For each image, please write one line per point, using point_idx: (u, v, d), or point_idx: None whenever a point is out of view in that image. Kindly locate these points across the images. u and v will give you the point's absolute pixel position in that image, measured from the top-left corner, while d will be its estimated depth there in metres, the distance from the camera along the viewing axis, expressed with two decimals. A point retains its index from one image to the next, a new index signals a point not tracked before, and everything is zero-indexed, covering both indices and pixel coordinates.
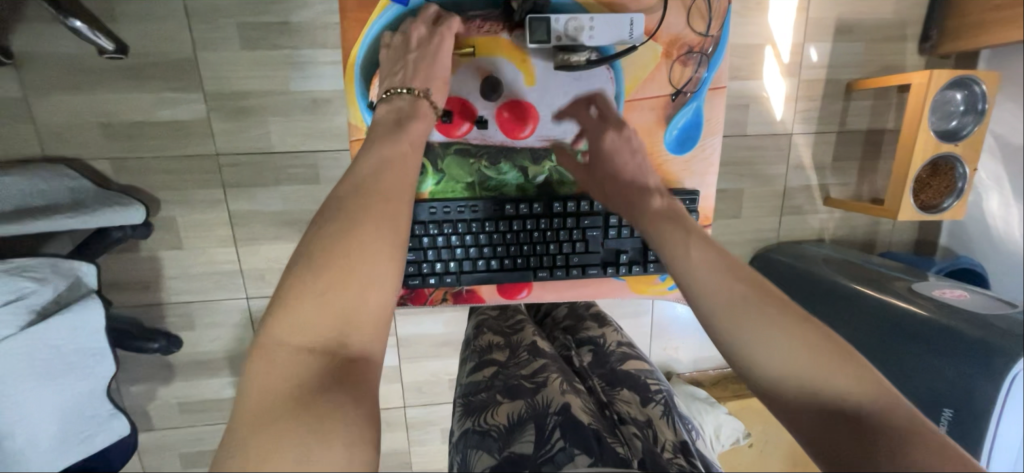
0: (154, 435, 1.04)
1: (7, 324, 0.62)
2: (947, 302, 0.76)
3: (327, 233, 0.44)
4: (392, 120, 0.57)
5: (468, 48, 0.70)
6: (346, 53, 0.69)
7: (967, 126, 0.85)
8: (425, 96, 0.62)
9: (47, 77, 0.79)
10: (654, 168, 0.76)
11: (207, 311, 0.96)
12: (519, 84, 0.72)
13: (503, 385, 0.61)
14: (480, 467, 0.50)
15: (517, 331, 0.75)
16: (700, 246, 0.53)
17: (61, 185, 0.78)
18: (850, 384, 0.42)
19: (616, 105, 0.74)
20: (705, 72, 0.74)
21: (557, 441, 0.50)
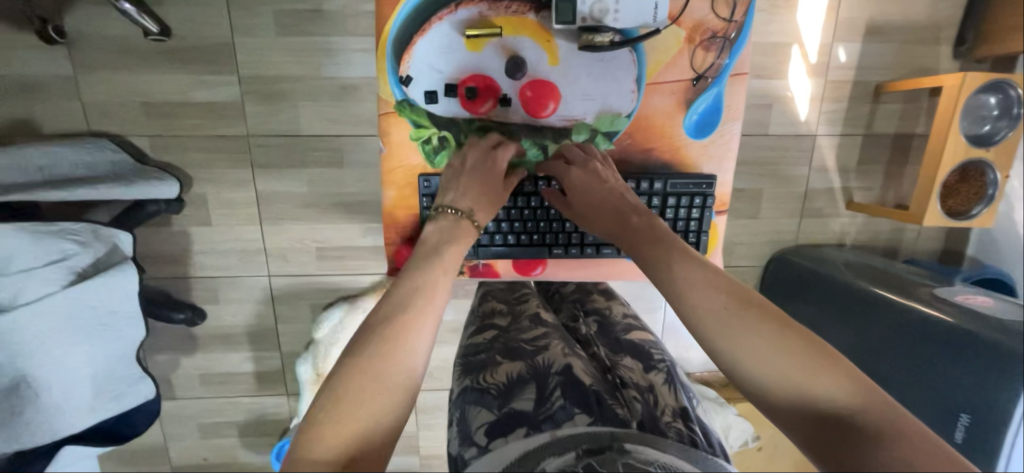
0: (175, 404, 1.08)
1: (52, 282, 0.67)
2: (973, 309, 0.75)
3: (354, 350, 0.47)
4: (433, 243, 0.63)
5: (495, 26, 0.71)
6: (380, 28, 0.72)
7: (1001, 131, 0.83)
8: (469, 216, 0.68)
9: (94, 57, 0.84)
10: (671, 152, 0.78)
11: (231, 286, 1.00)
12: (543, 64, 0.74)
13: (503, 347, 0.66)
14: (479, 421, 0.55)
15: (521, 301, 0.79)
16: (684, 259, 0.57)
17: (104, 157, 0.84)
18: (837, 387, 0.44)
19: (638, 88, 0.76)
20: (727, 59, 0.75)
21: (557, 399, 0.55)
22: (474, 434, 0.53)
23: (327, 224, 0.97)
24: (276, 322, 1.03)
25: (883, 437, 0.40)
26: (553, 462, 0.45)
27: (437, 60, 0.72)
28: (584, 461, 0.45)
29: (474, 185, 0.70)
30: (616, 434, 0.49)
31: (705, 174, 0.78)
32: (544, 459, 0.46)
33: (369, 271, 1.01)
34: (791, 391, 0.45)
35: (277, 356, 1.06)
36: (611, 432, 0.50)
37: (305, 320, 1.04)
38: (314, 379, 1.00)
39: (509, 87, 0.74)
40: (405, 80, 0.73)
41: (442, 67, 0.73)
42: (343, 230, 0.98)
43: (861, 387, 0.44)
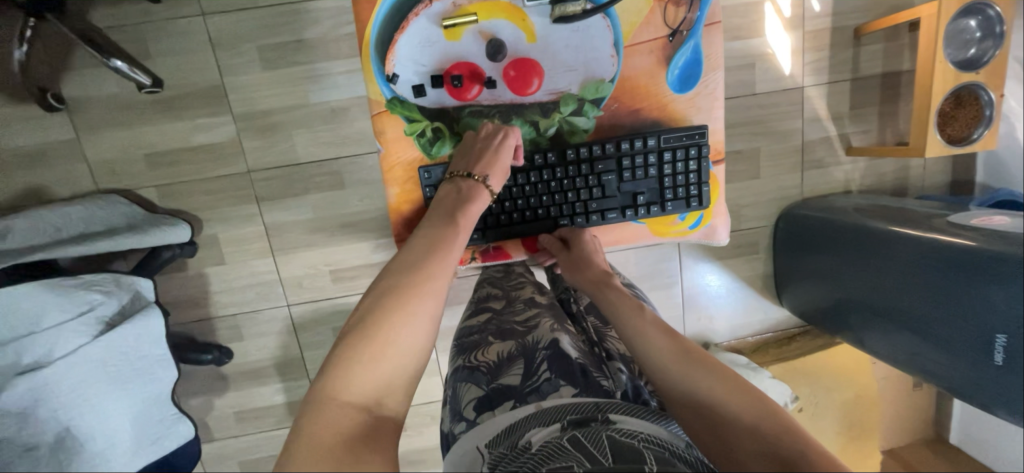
0: (215, 445, 1.09)
1: (82, 333, 0.69)
2: (993, 229, 0.73)
3: (375, 299, 0.50)
4: (450, 203, 0.63)
5: (470, 13, 0.73)
6: (361, 32, 0.74)
7: (987, 52, 0.83)
8: (483, 181, 0.67)
9: (95, 117, 0.87)
10: (659, 109, 0.79)
11: (253, 321, 1.02)
12: (522, 43, 0.75)
13: (496, 328, 0.65)
14: (468, 398, 0.56)
15: (517, 287, 0.76)
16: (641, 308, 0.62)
17: (117, 211, 0.86)
18: (775, 427, 0.46)
19: (616, 52, 0.77)
20: (697, 12, 0.76)
21: (544, 372, 0.56)
22: (463, 410, 0.55)
23: (338, 246, 0.99)
24: (301, 350, 1.05)
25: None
26: (537, 434, 0.46)
27: (419, 54, 0.75)
28: (568, 432, 0.45)
29: (483, 154, 0.70)
30: (600, 404, 0.49)
31: (696, 125, 0.78)
32: (529, 430, 0.47)
33: None
34: (741, 435, 0.46)
35: (307, 383, 1.07)
36: (596, 403, 0.49)
37: (329, 344, 1.05)
38: None
39: (492, 70, 0.76)
40: (391, 78, 0.75)
41: (425, 60, 0.75)
42: (354, 250, 0.99)
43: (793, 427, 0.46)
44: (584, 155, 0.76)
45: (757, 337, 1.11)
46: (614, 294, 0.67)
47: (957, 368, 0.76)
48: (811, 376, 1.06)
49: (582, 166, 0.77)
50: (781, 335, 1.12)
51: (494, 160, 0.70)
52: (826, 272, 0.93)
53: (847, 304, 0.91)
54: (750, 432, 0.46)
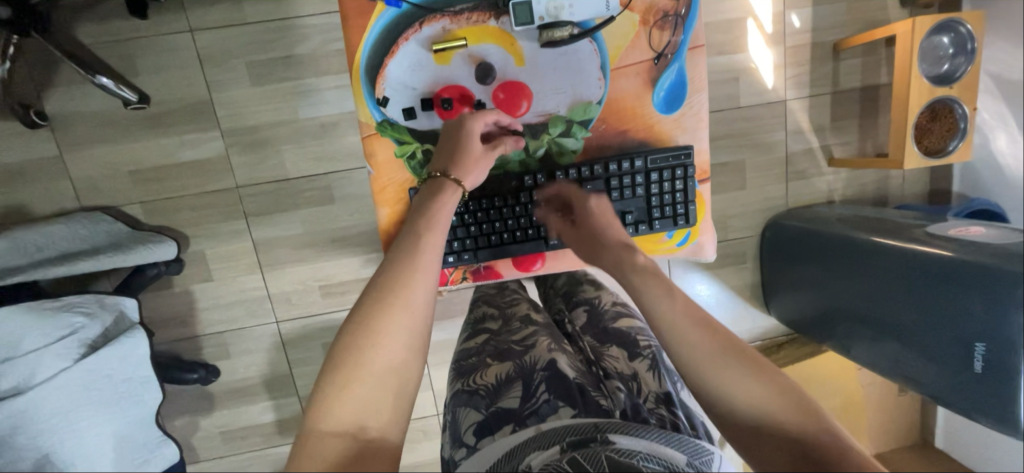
0: (200, 466, 1.07)
1: (63, 357, 0.68)
2: (970, 240, 0.75)
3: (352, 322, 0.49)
4: (417, 205, 0.61)
5: (459, 37, 0.74)
6: (351, 56, 0.74)
7: (960, 68, 0.86)
8: (445, 176, 0.66)
9: (78, 134, 0.86)
10: (645, 131, 0.80)
11: (241, 338, 1.00)
12: (511, 66, 0.77)
13: (493, 350, 0.65)
14: (468, 423, 0.55)
15: (511, 305, 0.78)
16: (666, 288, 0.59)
17: (99, 229, 0.84)
18: (797, 417, 0.46)
19: (603, 75, 0.78)
20: (681, 35, 0.77)
21: (542, 394, 0.56)
22: (463, 435, 0.54)
23: (328, 261, 0.98)
24: (289, 367, 1.03)
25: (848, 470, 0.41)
26: (537, 457, 0.46)
27: (408, 77, 0.75)
28: (568, 454, 0.45)
29: (452, 151, 0.69)
30: (600, 425, 0.48)
31: (682, 146, 0.80)
32: (529, 454, 0.47)
33: None
34: (760, 424, 0.47)
35: (296, 400, 1.05)
36: (595, 423, 0.49)
37: (319, 360, 1.03)
38: None
39: (481, 93, 0.77)
40: (381, 101, 0.75)
41: (415, 83, 0.76)
42: (344, 265, 0.98)
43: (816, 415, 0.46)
44: (573, 176, 0.77)
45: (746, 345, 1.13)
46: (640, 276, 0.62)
47: (941, 376, 0.77)
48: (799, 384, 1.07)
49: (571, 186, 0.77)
50: (770, 343, 1.13)
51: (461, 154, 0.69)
52: (812, 284, 0.95)
53: (832, 312, 0.92)
54: (771, 421, 0.47)
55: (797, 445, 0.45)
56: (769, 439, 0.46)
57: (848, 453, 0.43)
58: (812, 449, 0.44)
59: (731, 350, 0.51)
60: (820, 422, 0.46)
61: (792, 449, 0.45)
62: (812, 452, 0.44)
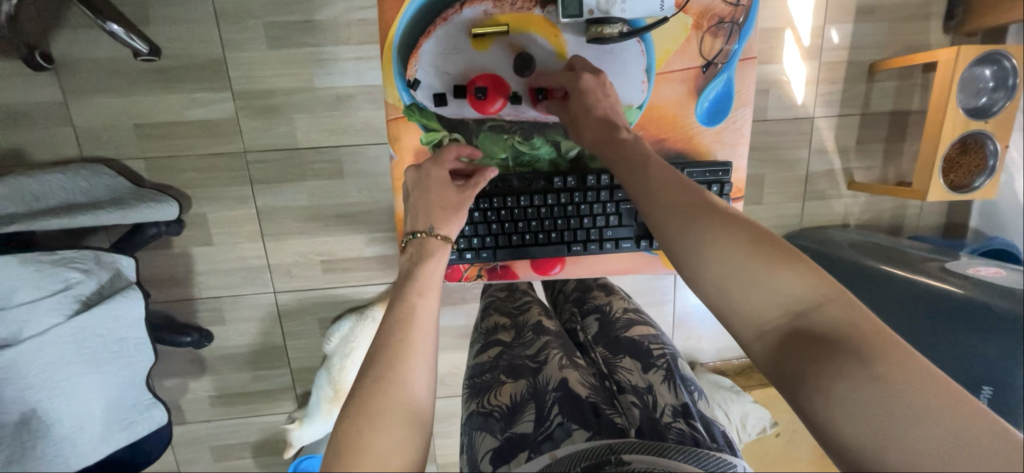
0: (187, 428, 1.07)
1: (57, 312, 0.66)
2: (981, 279, 0.77)
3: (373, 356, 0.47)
4: (404, 270, 0.59)
5: (501, 24, 0.74)
6: (386, 34, 0.74)
7: (998, 102, 0.84)
8: (432, 233, 0.64)
9: (84, 81, 0.83)
10: (685, 140, 0.79)
11: (236, 306, 0.99)
12: (551, 60, 0.76)
13: (507, 366, 0.65)
14: (485, 448, 0.54)
15: (523, 311, 0.78)
16: (659, 168, 0.55)
17: (100, 183, 0.82)
18: (800, 286, 0.43)
19: (648, 78, 0.77)
20: (735, 44, 0.76)
21: (556, 416, 0.55)
22: (479, 463, 0.53)
23: (331, 237, 0.96)
24: (283, 339, 1.02)
25: (855, 345, 0.38)
26: None
27: (443, 62, 0.75)
28: None
29: (438, 201, 0.68)
30: (615, 446, 0.48)
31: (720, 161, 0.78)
32: None
33: (375, 282, 1.00)
34: (757, 300, 0.43)
35: (286, 373, 1.05)
36: (609, 444, 0.48)
37: (314, 334, 1.02)
38: (332, 395, 0.96)
39: (517, 84, 0.77)
40: (412, 83, 0.75)
41: (450, 68, 0.76)
42: (348, 241, 0.97)
43: (824, 284, 0.42)
44: (605, 182, 0.77)
45: (742, 360, 1.11)
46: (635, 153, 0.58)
47: None
48: None
49: (601, 192, 0.77)
50: None
51: (443, 212, 0.67)
52: None
53: None
54: (773, 294, 0.43)
55: (798, 322, 0.42)
56: (769, 315, 0.43)
57: (857, 327, 0.39)
58: (815, 328, 0.41)
59: (730, 224, 0.47)
60: (828, 290, 0.42)
61: (791, 325, 0.42)
62: (813, 329, 0.41)
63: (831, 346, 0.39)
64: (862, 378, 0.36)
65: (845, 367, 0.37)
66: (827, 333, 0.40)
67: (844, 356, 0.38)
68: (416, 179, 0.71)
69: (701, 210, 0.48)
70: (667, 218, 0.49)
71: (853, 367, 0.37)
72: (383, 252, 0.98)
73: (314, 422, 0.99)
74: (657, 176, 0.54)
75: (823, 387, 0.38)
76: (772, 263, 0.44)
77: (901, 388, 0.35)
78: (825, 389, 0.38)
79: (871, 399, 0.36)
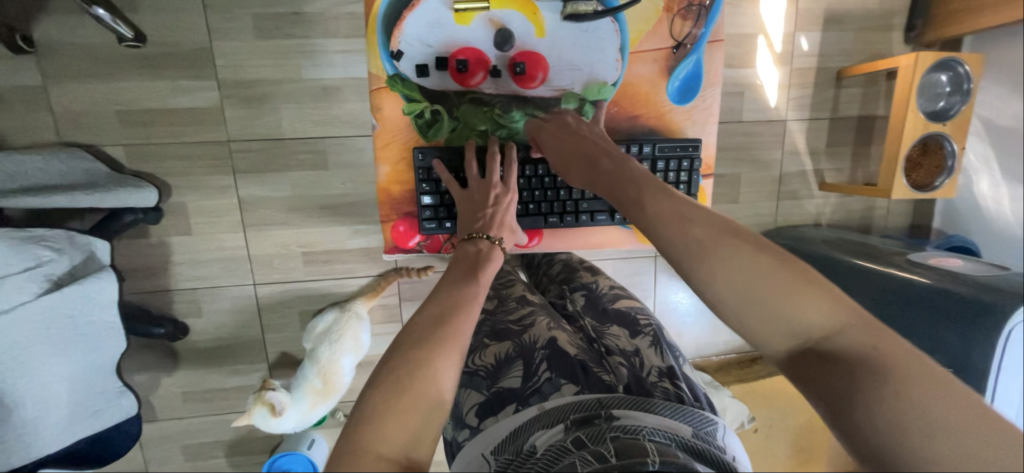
0: (157, 426, 1.03)
1: (25, 291, 0.64)
2: (948, 270, 0.82)
3: (413, 333, 0.46)
4: (468, 263, 0.59)
5: (482, 0, 0.78)
6: (370, 6, 0.78)
7: (954, 106, 0.89)
8: (500, 243, 0.67)
9: (65, 65, 0.82)
10: (657, 117, 0.86)
11: (213, 297, 0.97)
12: (530, 36, 0.81)
13: (490, 329, 0.67)
14: (469, 404, 0.57)
15: (506, 285, 0.79)
16: (659, 199, 0.53)
17: (78, 166, 0.81)
18: (821, 313, 0.42)
19: (622, 56, 0.83)
20: (702, 28, 0.84)
21: (544, 372, 0.57)
22: (465, 417, 0.56)
23: (314, 228, 0.96)
24: (262, 333, 1.01)
25: (879, 363, 0.38)
26: (541, 437, 0.47)
27: (425, 34, 0.79)
28: (572, 433, 0.46)
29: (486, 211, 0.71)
30: (604, 401, 0.51)
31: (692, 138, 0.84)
32: (533, 434, 0.48)
33: (357, 275, 1.00)
34: (779, 327, 0.43)
35: (264, 367, 1.03)
36: (598, 399, 0.51)
37: (293, 328, 1.01)
38: (319, 387, 0.92)
39: (497, 59, 0.81)
40: (395, 55, 0.80)
41: (432, 42, 0.80)
42: (331, 234, 0.96)
43: (842, 307, 0.42)
44: None
45: (722, 356, 1.12)
46: (638, 187, 0.56)
47: None
48: (769, 399, 1.10)
49: None
50: (744, 357, 1.13)
51: (502, 220, 0.71)
52: None
53: None
54: (789, 323, 0.42)
55: (818, 346, 0.41)
56: (789, 339, 0.43)
57: (879, 351, 0.39)
58: (836, 351, 0.40)
59: (749, 249, 0.45)
60: (849, 316, 0.41)
61: (812, 351, 0.42)
62: (838, 352, 0.40)
63: (850, 372, 0.39)
64: (888, 405, 0.37)
65: (877, 390, 0.37)
66: (847, 358, 0.40)
67: (860, 378, 0.38)
68: (481, 186, 0.74)
69: (716, 238, 0.46)
70: (683, 253, 0.48)
71: (870, 396, 0.37)
72: (367, 245, 0.98)
73: (291, 415, 0.92)
74: (655, 212, 0.51)
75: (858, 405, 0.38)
76: (794, 292, 0.43)
77: (930, 413, 0.35)
78: (855, 418, 0.38)
79: (897, 423, 0.36)
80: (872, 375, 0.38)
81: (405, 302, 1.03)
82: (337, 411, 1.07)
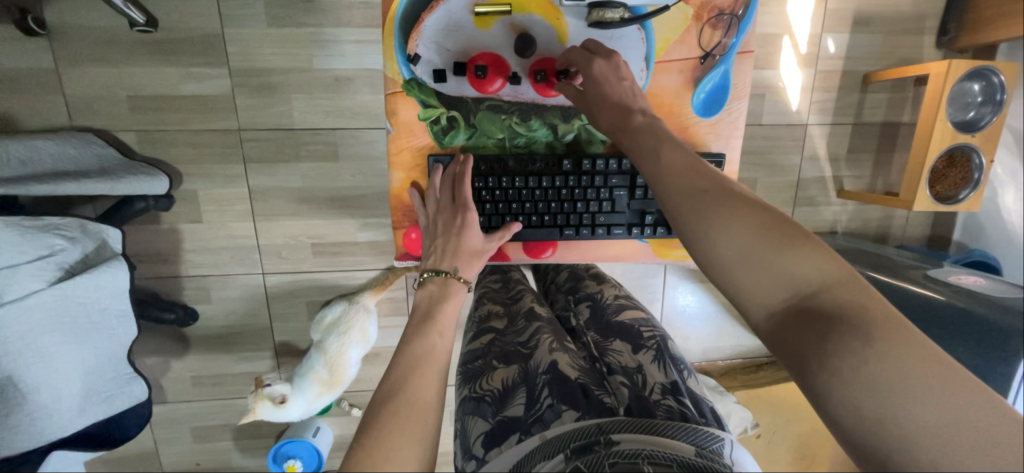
0: (167, 408, 1.05)
1: (37, 278, 0.65)
2: (966, 288, 0.78)
3: (396, 372, 0.48)
4: (424, 308, 0.61)
5: (504, 4, 0.76)
6: (388, 6, 0.76)
7: (984, 117, 0.86)
8: (455, 275, 0.69)
9: (76, 49, 0.81)
10: (682, 129, 0.84)
11: (223, 285, 0.98)
12: (552, 42, 0.79)
13: (499, 351, 0.67)
14: (476, 433, 0.57)
15: (516, 300, 0.79)
16: (672, 150, 0.53)
17: (90, 152, 0.81)
18: (813, 268, 0.40)
19: (647, 65, 0.81)
20: (733, 38, 0.81)
21: (546, 398, 0.57)
22: (472, 447, 0.56)
23: (323, 219, 0.95)
24: (269, 321, 1.01)
25: (849, 316, 0.37)
26: (543, 467, 0.47)
27: (444, 37, 0.78)
28: (573, 463, 0.46)
29: (444, 242, 0.73)
30: (603, 427, 0.50)
31: (715, 152, 0.83)
32: (536, 465, 0.48)
33: (365, 268, 0.99)
34: (767, 276, 0.41)
35: (271, 355, 1.04)
36: (597, 425, 0.51)
37: (301, 318, 1.02)
38: (326, 378, 0.92)
39: (517, 66, 0.79)
40: (412, 58, 0.78)
41: (450, 46, 0.78)
42: (339, 226, 0.96)
43: (835, 266, 0.40)
44: (599, 167, 0.79)
45: (728, 361, 1.11)
46: (652, 140, 0.56)
47: None
48: (773, 406, 1.10)
49: (595, 177, 0.79)
50: (750, 363, 1.11)
51: (458, 249, 0.73)
52: None
53: None
54: (782, 275, 0.41)
55: (806, 302, 0.39)
56: (772, 290, 0.41)
57: (866, 308, 0.38)
58: (824, 307, 0.39)
59: (741, 202, 0.44)
60: (840, 273, 0.40)
61: (797, 306, 0.40)
62: (823, 310, 0.38)
63: (832, 329, 0.37)
64: (871, 358, 0.35)
65: (856, 344, 0.36)
66: (834, 312, 0.38)
67: (844, 333, 0.37)
68: (438, 212, 0.77)
69: (719, 194, 0.45)
70: (683, 205, 0.47)
71: (847, 347, 0.36)
72: (376, 238, 0.98)
73: (297, 407, 0.92)
74: (668, 161, 0.51)
75: (832, 366, 0.36)
76: (792, 249, 0.41)
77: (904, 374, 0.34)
78: (835, 370, 0.36)
79: (874, 383, 0.34)
80: (851, 327, 0.37)
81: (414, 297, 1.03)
82: (342, 401, 1.08)
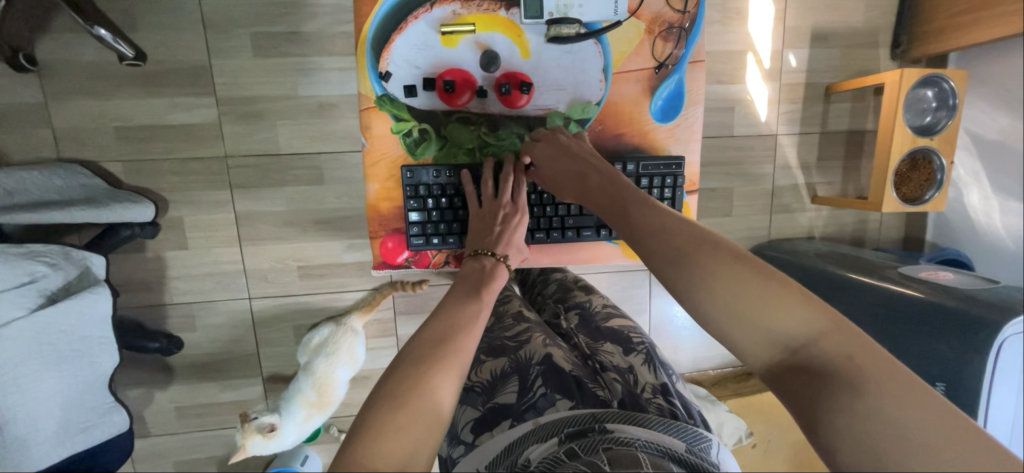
0: (149, 442, 1.02)
1: (19, 305, 0.65)
2: (940, 284, 0.82)
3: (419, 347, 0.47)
4: (476, 279, 0.63)
5: (468, 23, 0.80)
6: (359, 28, 0.81)
7: (941, 121, 0.90)
8: (504, 259, 0.70)
9: (65, 83, 0.83)
10: (643, 134, 0.87)
11: (208, 312, 0.97)
12: (515, 57, 0.83)
13: (486, 346, 0.68)
14: (464, 421, 0.57)
15: (503, 302, 0.80)
16: (646, 211, 0.55)
17: (75, 182, 0.83)
18: (800, 324, 0.42)
19: (606, 76, 0.85)
20: (682, 49, 0.86)
21: (539, 387, 0.58)
22: (461, 433, 0.56)
23: (308, 242, 0.96)
24: (256, 347, 1.00)
25: (841, 374, 0.39)
26: (535, 450, 0.48)
27: (414, 56, 0.81)
28: (566, 445, 0.47)
29: (483, 233, 0.74)
30: (598, 415, 0.51)
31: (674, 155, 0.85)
32: (528, 447, 0.49)
33: (351, 289, 1.00)
34: (756, 336, 0.43)
35: (257, 382, 1.02)
36: (592, 414, 0.51)
37: (288, 343, 1.01)
38: (314, 399, 0.91)
39: (484, 80, 0.83)
40: (383, 76, 0.82)
41: (420, 63, 0.82)
42: (324, 248, 0.97)
43: (821, 317, 0.42)
44: None
45: (718, 371, 1.12)
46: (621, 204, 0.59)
47: None
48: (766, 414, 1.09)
49: None
50: (740, 371, 1.13)
51: (507, 239, 0.74)
52: None
53: None
54: (770, 334, 0.43)
55: (796, 357, 0.42)
56: (766, 350, 0.43)
57: (854, 359, 0.39)
58: (816, 362, 0.41)
59: (723, 257, 0.47)
60: (826, 323, 0.42)
61: (791, 362, 0.42)
62: (813, 364, 0.41)
63: (827, 387, 0.39)
64: (866, 416, 0.37)
65: (855, 404, 0.37)
66: (824, 368, 0.40)
67: (837, 389, 0.38)
68: (495, 208, 0.76)
69: (699, 249, 0.48)
70: (663, 264, 0.49)
71: (845, 406, 0.37)
72: (362, 259, 0.99)
73: (290, 432, 0.91)
74: (644, 221, 0.54)
75: (831, 424, 0.38)
76: (773, 304, 0.43)
77: (904, 418, 0.36)
78: (836, 426, 0.38)
79: (874, 441, 0.36)
80: (845, 386, 0.38)
81: (400, 317, 1.03)
82: (331, 426, 1.06)
